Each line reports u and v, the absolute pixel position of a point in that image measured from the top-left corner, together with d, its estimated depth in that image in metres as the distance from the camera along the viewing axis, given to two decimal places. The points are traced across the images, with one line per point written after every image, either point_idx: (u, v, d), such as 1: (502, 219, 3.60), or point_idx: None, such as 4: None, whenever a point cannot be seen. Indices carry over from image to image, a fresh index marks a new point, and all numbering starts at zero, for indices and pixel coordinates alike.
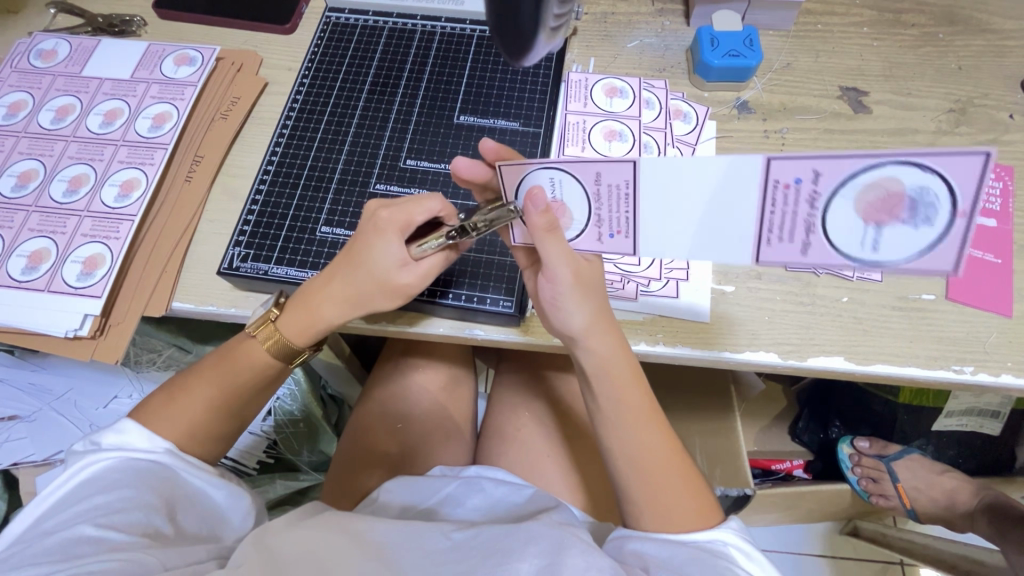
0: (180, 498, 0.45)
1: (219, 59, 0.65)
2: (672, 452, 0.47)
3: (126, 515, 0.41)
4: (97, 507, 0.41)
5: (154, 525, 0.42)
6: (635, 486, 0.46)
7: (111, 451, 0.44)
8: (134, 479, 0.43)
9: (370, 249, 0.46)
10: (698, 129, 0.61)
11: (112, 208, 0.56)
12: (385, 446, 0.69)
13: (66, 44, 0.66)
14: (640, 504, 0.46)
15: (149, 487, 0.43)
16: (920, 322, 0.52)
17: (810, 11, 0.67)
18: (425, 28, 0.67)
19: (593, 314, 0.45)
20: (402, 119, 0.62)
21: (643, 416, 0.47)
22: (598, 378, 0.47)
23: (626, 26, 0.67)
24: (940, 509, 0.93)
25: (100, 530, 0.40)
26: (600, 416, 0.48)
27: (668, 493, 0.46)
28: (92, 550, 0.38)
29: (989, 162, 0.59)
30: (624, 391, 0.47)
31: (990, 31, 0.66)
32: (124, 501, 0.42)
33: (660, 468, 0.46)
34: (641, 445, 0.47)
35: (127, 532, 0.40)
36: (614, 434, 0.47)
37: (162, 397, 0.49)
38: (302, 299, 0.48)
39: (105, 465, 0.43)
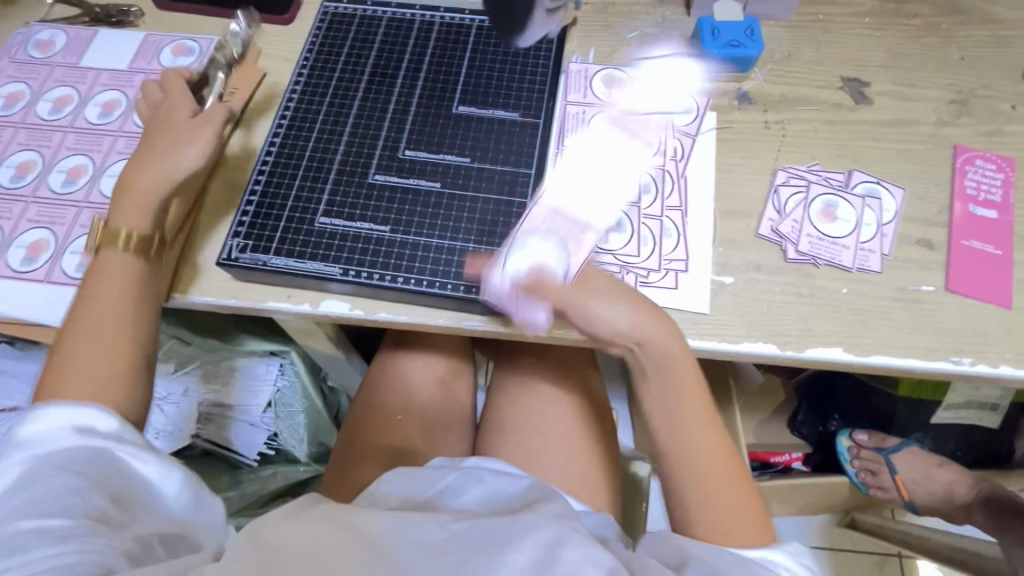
0: (121, 482, 0.41)
1: (217, 50, 0.65)
2: (733, 470, 0.47)
3: (65, 500, 0.38)
4: (28, 499, 0.38)
5: (100, 510, 0.39)
6: (695, 499, 0.46)
7: (34, 443, 0.41)
8: (65, 467, 0.40)
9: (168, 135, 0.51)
10: (698, 120, 0.61)
11: (110, 199, 0.56)
12: (384, 437, 0.69)
13: (64, 35, 0.65)
14: (699, 518, 0.46)
15: (84, 470, 0.40)
16: (920, 313, 0.52)
17: (813, 1, 0.67)
18: (424, 18, 0.66)
19: (658, 325, 0.48)
20: (401, 109, 0.61)
21: (711, 432, 0.48)
22: (662, 389, 0.48)
23: (626, 16, 0.67)
24: (938, 501, 0.93)
25: (37, 522, 0.37)
26: (658, 432, 0.48)
27: (728, 508, 0.46)
28: (37, 537, 0.36)
29: (991, 153, 0.58)
30: (688, 395, 0.48)
31: (994, 21, 0.65)
32: (58, 490, 0.39)
33: (722, 484, 0.46)
34: (699, 458, 0.47)
35: (71, 519, 0.38)
36: (670, 447, 0.47)
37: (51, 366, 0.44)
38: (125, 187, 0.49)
39: (35, 453, 0.40)
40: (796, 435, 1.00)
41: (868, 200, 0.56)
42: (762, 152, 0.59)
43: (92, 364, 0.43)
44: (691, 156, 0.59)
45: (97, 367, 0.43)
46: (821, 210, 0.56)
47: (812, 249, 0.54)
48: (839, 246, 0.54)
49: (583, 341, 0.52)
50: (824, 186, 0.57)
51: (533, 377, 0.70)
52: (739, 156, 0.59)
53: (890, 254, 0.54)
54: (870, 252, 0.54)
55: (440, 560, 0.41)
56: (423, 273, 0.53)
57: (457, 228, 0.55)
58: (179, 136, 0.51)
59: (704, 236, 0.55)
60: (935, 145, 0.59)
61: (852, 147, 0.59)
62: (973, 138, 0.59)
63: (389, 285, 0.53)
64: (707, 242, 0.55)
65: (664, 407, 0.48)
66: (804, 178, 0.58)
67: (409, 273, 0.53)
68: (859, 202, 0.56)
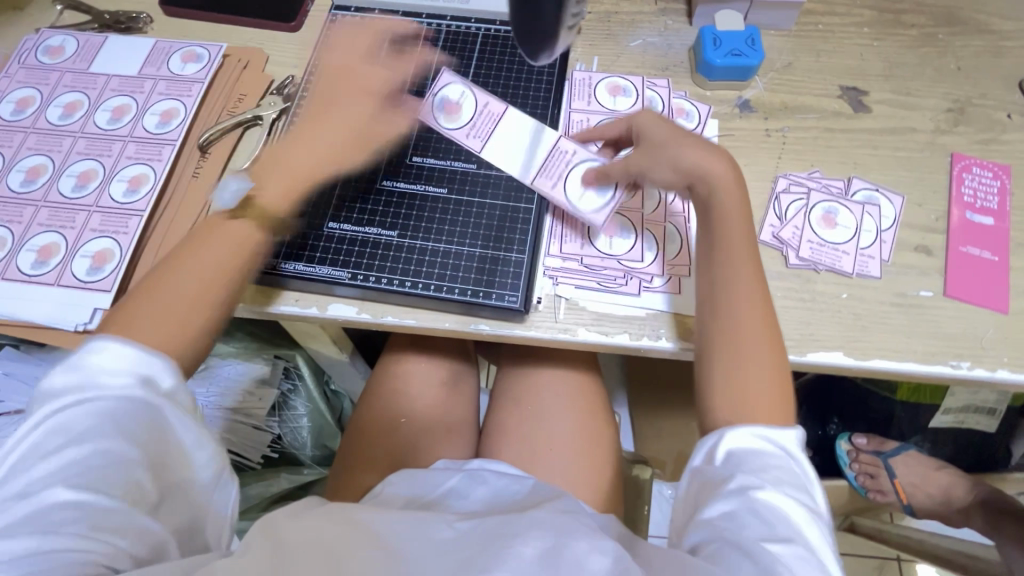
0: (167, 446, 0.42)
1: (225, 56, 0.66)
2: (774, 368, 0.46)
3: (109, 470, 0.39)
4: (72, 459, 0.38)
5: (142, 483, 0.40)
6: (721, 371, 0.46)
7: (95, 381, 0.41)
8: (113, 424, 0.40)
9: (330, 121, 0.57)
10: (700, 127, 0.61)
11: (121, 203, 0.57)
12: (389, 441, 0.69)
13: (74, 41, 0.66)
14: (722, 387, 0.45)
15: (134, 431, 0.40)
16: (918, 318, 0.53)
17: (812, 11, 0.68)
18: (430, 26, 0.67)
19: (732, 183, 0.50)
20: (408, 115, 0.62)
21: (758, 313, 0.47)
22: (719, 249, 0.49)
23: (629, 25, 0.68)
24: (936, 505, 0.94)
25: (75, 495, 0.37)
26: (706, 291, 0.48)
27: (759, 391, 0.45)
28: (74, 516, 0.36)
29: (988, 161, 0.60)
30: (744, 280, 0.48)
31: (989, 31, 0.66)
32: (105, 452, 0.39)
33: (762, 369, 0.45)
34: (747, 338, 0.46)
35: (111, 495, 0.38)
36: (716, 305, 0.48)
37: (140, 293, 0.46)
38: (273, 162, 0.54)
39: (87, 402, 0.40)
40: None
41: (867, 207, 0.57)
42: (762, 159, 0.60)
43: (174, 318, 0.45)
44: None
45: (177, 324, 0.45)
46: (821, 216, 0.57)
47: (813, 255, 0.55)
48: (840, 251, 0.55)
49: (588, 344, 0.52)
50: (825, 193, 0.58)
51: (537, 380, 0.70)
52: (741, 162, 0.60)
53: (889, 259, 0.55)
54: (869, 257, 0.55)
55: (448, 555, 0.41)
56: (430, 277, 0.54)
57: (464, 234, 0.56)
58: (340, 128, 0.57)
59: None
60: (933, 153, 0.60)
61: (851, 154, 0.60)
62: (969, 146, 0.60)
63: (397, 289, 0.54)
64: None
65: (722, 266, 0.48)
66: (805, 184, 0.59)
67: (417, 277, 0.54)
68: (859, 208, 0.57)
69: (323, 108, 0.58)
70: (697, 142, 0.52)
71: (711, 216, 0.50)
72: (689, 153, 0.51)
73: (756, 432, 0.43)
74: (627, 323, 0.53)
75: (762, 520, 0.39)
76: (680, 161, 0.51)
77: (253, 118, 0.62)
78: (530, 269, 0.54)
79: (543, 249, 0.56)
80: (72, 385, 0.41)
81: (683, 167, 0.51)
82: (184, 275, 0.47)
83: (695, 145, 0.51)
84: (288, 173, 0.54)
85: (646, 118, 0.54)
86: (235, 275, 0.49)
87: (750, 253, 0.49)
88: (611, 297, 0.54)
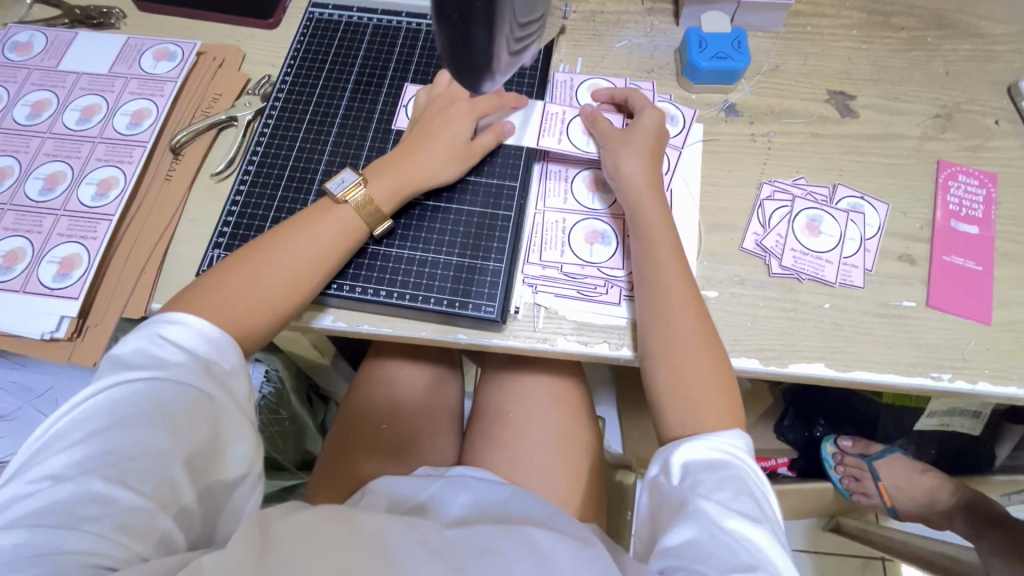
0: (213, 446, 0.41)
1: (200, 54, 0.64)
2: (715, 361, 0.47)
3: (144, 465, 0.37)
4: (113, 446, 0.38)
5: (173, 485, 0.38)
6: (665, 370, 0.47)
7: (155, 363, 0.41)
8: (157, 417, 0.39)
9: (438, 134, 0.55)
10: (685, 131, 0.60)
11: (90, 206, 0.55)
12: (369, 447, 0.68)
13: (42, 37, 0.64)
14: (666, 386, 0.47)
15: (175, 427, 0.39)
16: (901, 329, 0.52)
17: (801, 12, 0.67)
18: (410, 25, 0.66)
19: (650, 194, 0.52)
20: (386, 118, 0.61)
21: (692, 311, 0.48)
22: (647, 255, 0.50)
23: (615, 25, 0.67)
24: (920, 508, 0.94)
25: (108, 487, 0.36)
26: (641, 296, 0.50)
27: (705, 386, 0.46)
28: (100, 512, 0.35)
29: (974, 169, 0.59)
30: (676, 279, 0.49)
31: (979, 35, 0.65)
32: (143, 445, 0.38)
33: (703, 365, 0.47)
34: (686, 335, 0.47)
35: (140, 493, 0.37)
36: (654, 309, 0.49)
37: (210, 280, 0.47)
38: (386, 165, 0.54)
39: (150, 383, 0.40)
40: (783, 441, 1.01)
41: (852, 214, 0.57)
42: (747, 164, 0.59)
43: (235, 302, 0.46)
44: (678, 167, 0.59)
45: (236, 309, 0.46)
46: (805, 224, 0.56)
47: (796, 264, 0.54)
48: (823, 260, 0.55)
49: (567, 354, 0.52)
50: (810, 200, 0.58)
51: (520, 386, 0.69)
52: (725, 168, 0.59)
53: (873, 268, 0.55)
54: (853, 266, 0.55)
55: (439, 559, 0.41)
56: (407, 287, 0.53)
57: (441, 242, 0.55)
58: (454, 139, 0.55)
59: (690, 250, 0.55)
60: (919, 160, 0.59)
61: (837, 160, 0.59)
62: (956, 153, 0.60)
63: (372, 298, 0.52)
64: (692, 255, 0.55)
65: (651, 274, 0.49)
66: (789, 191, 0.58)
67: (393, 285, 0.53)
68: (843, 216, 0.57)
69: (432, 123, 0.56)
70: (644, 151, 0.54)
71: (638, 226, 0.51)
72: (629, 163, 0.53)
73: (711, 442, 0.43)
74: (606, 332, 0.52)
75: (734, 546, 0.38)
76: (618, 168, 0.54)
77: (225, 120, 0.61)
78: (508, 278, 0.53)
79: (522, 257, 0.55)
80: (141, 360, 0.42)
81: (621, 172, 0.53)
82: (244, 270, 0.48)
83: (640, 155, 0.54)
84: (396, 177, 0.53)
85: (652, 120, 0.56)
86: (301, 270, 0.49)
87: (681, 260, 0.50)
88: (589, 306, 0.53)
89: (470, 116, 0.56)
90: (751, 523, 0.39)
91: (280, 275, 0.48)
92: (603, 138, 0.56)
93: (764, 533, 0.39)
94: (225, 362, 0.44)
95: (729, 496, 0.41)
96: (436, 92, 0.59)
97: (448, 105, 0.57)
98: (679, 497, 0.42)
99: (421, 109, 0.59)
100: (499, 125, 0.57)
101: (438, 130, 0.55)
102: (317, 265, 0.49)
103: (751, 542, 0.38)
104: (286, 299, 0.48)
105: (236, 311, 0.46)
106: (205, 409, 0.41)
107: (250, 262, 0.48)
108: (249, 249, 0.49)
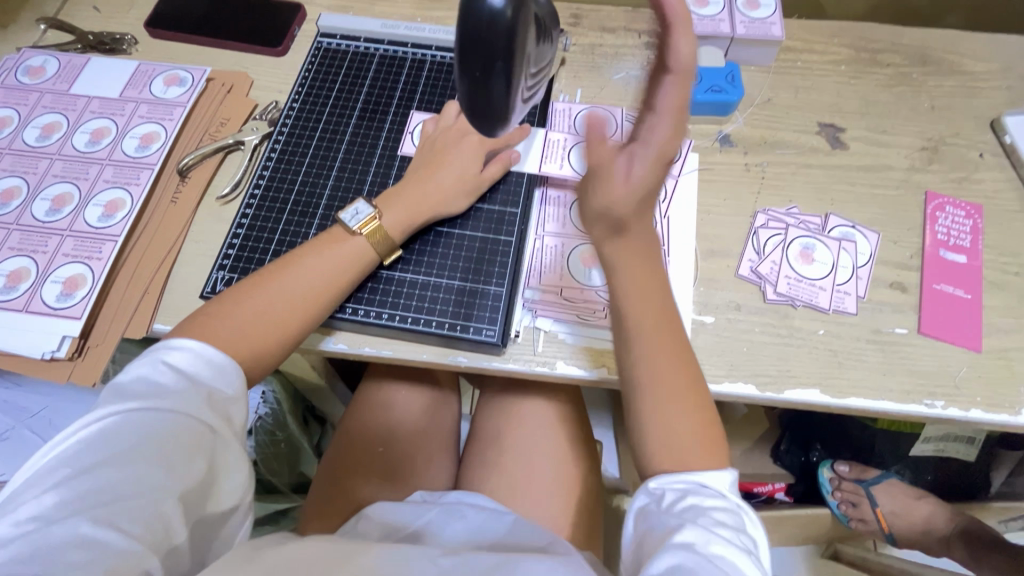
0: (206, 478, 0.41)
1: (209, 80, 0.66)
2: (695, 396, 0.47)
3: (136, 505, 0.37)
4: (105, 484, 0.37)
5: (164, 523, 0.38)
6: (651, 410, 0.46)
7: (152, 392, 0.41)
8: (153, 450, 0.39)
9: (447, 166, 0.57)
10: (681, 161, 0.62)
11: (95, 228, 0.56)
12: (365, 471, 0.68)
13: (55, 61, 0.66)
14: (654, 435, 0.46)
15: (169, 461, 0.39)
16: (893, 355, 0.53)
17: (791, 48, 0.70)
18: (415, 55, 0.68)
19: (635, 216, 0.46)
20: (391, 145, 0.62)
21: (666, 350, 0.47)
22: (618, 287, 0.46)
23: (613, 57, 0.69)
24: (917, 534, 0.94)
25: (96, 530, 0.36)
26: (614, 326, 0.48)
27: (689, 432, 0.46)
28: (89, 558, 0.35)
29: (961, 201, 0.61)
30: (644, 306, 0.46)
31: (962, 72, 0.68)
32: (137, 482, 0.38)
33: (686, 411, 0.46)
34: (665, 374, 0.46)
35: (130, 534, 0.36)
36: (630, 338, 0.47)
37: (215, 306, 0.48)
38: (396, 196, 0.55)
39: (147, 414, 0.40)
40: (779, 466, 1.01)
41: (844, 243, 0.58)
42: (742, 193, 0.61)
43: (245, 328, 0.47)
44: (675, 196, 0.60)
45: (245, 336, 0.47)
46: (799, 252, 0.58)
47: (790, 290, 0.56)
48: (816, 287, 0.56)
49: (566, 377, 0.52)
50: (803, 228, 0.59)
51: (518, 409, 0.69)
52: (721, 197, 0.61)
53: (865, 296, 0.56)
54: (846, 293, 0.56)
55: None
56: (409, 311, 0.53)
57: (443, 267, 0.56)
58: (463, 170, 0.57)
59: (686, 275, 0.56)
60: (907, 191, 0.61)
61: (828, 190, 0.61)
62: (942, 185, 0.62)
63: (375, 321, 0.53)
64: (689, 281, 0.56)
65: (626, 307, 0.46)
66: (783, 220, 0.59)
67: (395, 309, 0.54)
68: (835, 244, 0.58)
69: (440, 156, 0.58)
70: None
71: (613, 252, 0.45)
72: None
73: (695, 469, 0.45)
74: (603, 355, 0.53)
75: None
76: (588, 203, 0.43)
77: (233, 144, 0.62)
78: (509, 304, 0.54)
79: (522, 282, 0.56)
80: (139, 389, 0.42)
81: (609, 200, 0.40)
82: (252, 297, 0.48)
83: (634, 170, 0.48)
84: (407, 208, 0.55)
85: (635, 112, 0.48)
86: (306, 299, 0.49)
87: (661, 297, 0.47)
88: (589, 331, 0.54)
89: (478, 148, 0.58)
90: (736, 551, 0.41)
91: (290, 304, 0.49)
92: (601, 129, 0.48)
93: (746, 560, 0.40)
94: (226, 390, 0.44)
95: (714, 521, 0.42)
96: (444, 125, 0.60)
97: (457, 136, 0.59)
98: (668, 527, 0.42)
99: (428, 138, 0.60)
100: (503, 154, 0.59)
101: (445, 164, 0.57)
102: (326, 296, 0.50)
103: (734, 568, 0.40)
104: (297, 328, 0.49)
105: (243, 335, 0.47)
106: (202, 441, 0.41)
107: (259, 292, 0.49)
108: (259, 276, 0.50)
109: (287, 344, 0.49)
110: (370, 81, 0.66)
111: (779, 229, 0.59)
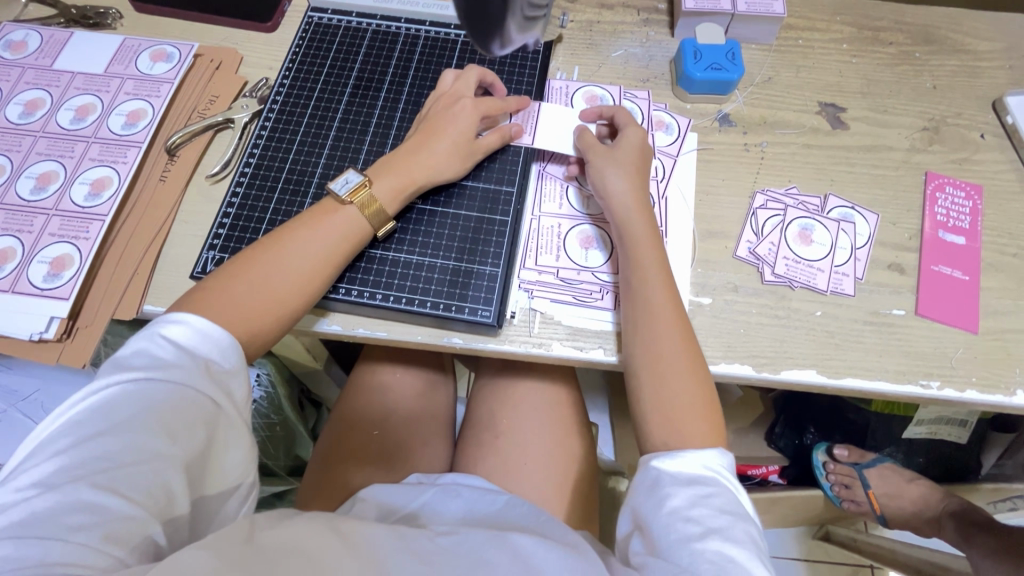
0: (209, 448, 0.41)
1: (197, 56, 0.64)
2: (699, 383, 0.47)
3: (138, 471, 0.37)
4: (104, 451, 0.37)
5: (168, 490, 0.37)
6: (650, 391, 0.47)
7: (153, 363, 0.41)
8: (154, 418, 0.39)
9: (443, 131, 0.55)
10: (679, 141, 0.61)
11: (82, 207, 0.55)
12: (360, 451, 0.68)
13: (38, 36, 0.64)
14: (650, 408, 0.47)
15: (174, 430, 0.39)
16: (889, 336, 0.53)
17: (793, 26, 0.68)
18: (409, 31, 0.66)
19: (637, 208, 0.52)
20: (384, 122, 0.61)
21: (683, 383, 0.47)
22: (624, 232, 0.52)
23: (612, 35, 0.68)
24: (906, 514, 0.95)
25: (97, 496, 0.35)
26: (627, 308, 0.50)
27: (682, 396, 0.46)
28: (89, 522, 0.34)
29: (961, 181, 0.60)
30: (643, 226, 0.52)
31: (965, 51, 0.67)
32: (137, 449, 0.38)
33: (683, 392, 0.47)
34: (660, 264, 0.51)
35: (132, 501, 0.36)
36: (639, 335, 0.49)
37: (220, 278, 0.47)
38: (390, 165, 0.54)
39: (148, 385, 0.40)
40: (774, 449, 1.02)
41: (843, 224, 0.58)
42: (741, 173, 0.60)
43: (243, 306, 0.46)
44: (672, 175, 0.60)
45: (248, 314, 0.46)
46: (797, 233, 0.57)
47: (788, 272, 0.55)
48: (815, 269, 0.56)
49: (563, 359, 0.52)
50: (801, 209, 0.59)
51: (514, 392, 0.69)
52: (719, 177, 0.60)
53: (863, 277, 0.56)
54: (844, 275, 0.56)
55: (439, 564, 0.39)
56: (403, 291, 0.53)
57: (438, 246, 0.55)
58: (459, 137, 0.55)
59: (685, 256, 0.56)
60: (907, 172, 0.61)
61: (828, 171, 0.61)
62: (943, 166, 0.61)
63: (370, 301, 0.52)
64: (686, 263, 0.55)
65: (638, 280, 0.50)
66: (782, 201, 0.59)
67: (389, 289, 0.53)
68: (834, 226, 0.58)
69: (437, 121, 0.56)
70: (629, 169, 0.54)
71: (618, 185, 0.53)
72: (617, 180, 0.53)
73: (696, 458, 0.44)
74: (600, 337, 0.52)
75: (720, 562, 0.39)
76: (606, 185, 0.54)
77: (222, 122, 0.61)
78: (504, 284, 0.53)
79: (518, 262, 0.55)
80: (140, 361, 0.41)
81: (644, 347, 0.48)
82: (248, 271, 0.47)
83: (623, 169, 0.54)
84: (402, 176, 0.53)
85: (636, 136, 0.56)
86: (305, 272, 0.48)
87: (653, 229, 0.52)
88: (586, 312, 0.53)
89: (475, 111, 0.57)
90: (730, 542, 0.40)
91: (284, 280, 0.47)
92: (588, 150, 0.56)
93: (741, 550, 0.40)
94: (224, 364, 0.43)
95: (708, 513, 0.41)
96: (440, 91, 0.59)
97: (454, 102, 0.58)
98: (674, 533, 0.41)
99: (427, 108, 0.59)
100: (505, 127, 0.58)
101: (435, 130, 0.55)
102: (318, 268, 0.49)
103: (732, 558, 0.39)
104: (293, 304, 0.48)
105: (247, 313, 0.46)
106: (205, 412, 0.41)
107: (262, 268, 0.47)
108: (253, 253, 0.48)
109: (286, 322, 0.48)
110: (365, 56, 0.65)
111: (779, 210, 0.58)
